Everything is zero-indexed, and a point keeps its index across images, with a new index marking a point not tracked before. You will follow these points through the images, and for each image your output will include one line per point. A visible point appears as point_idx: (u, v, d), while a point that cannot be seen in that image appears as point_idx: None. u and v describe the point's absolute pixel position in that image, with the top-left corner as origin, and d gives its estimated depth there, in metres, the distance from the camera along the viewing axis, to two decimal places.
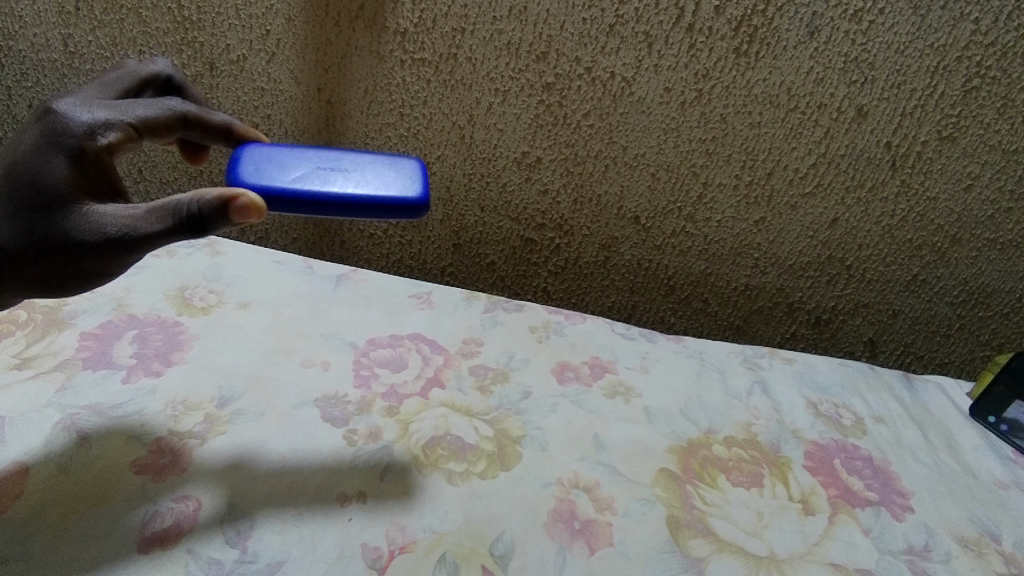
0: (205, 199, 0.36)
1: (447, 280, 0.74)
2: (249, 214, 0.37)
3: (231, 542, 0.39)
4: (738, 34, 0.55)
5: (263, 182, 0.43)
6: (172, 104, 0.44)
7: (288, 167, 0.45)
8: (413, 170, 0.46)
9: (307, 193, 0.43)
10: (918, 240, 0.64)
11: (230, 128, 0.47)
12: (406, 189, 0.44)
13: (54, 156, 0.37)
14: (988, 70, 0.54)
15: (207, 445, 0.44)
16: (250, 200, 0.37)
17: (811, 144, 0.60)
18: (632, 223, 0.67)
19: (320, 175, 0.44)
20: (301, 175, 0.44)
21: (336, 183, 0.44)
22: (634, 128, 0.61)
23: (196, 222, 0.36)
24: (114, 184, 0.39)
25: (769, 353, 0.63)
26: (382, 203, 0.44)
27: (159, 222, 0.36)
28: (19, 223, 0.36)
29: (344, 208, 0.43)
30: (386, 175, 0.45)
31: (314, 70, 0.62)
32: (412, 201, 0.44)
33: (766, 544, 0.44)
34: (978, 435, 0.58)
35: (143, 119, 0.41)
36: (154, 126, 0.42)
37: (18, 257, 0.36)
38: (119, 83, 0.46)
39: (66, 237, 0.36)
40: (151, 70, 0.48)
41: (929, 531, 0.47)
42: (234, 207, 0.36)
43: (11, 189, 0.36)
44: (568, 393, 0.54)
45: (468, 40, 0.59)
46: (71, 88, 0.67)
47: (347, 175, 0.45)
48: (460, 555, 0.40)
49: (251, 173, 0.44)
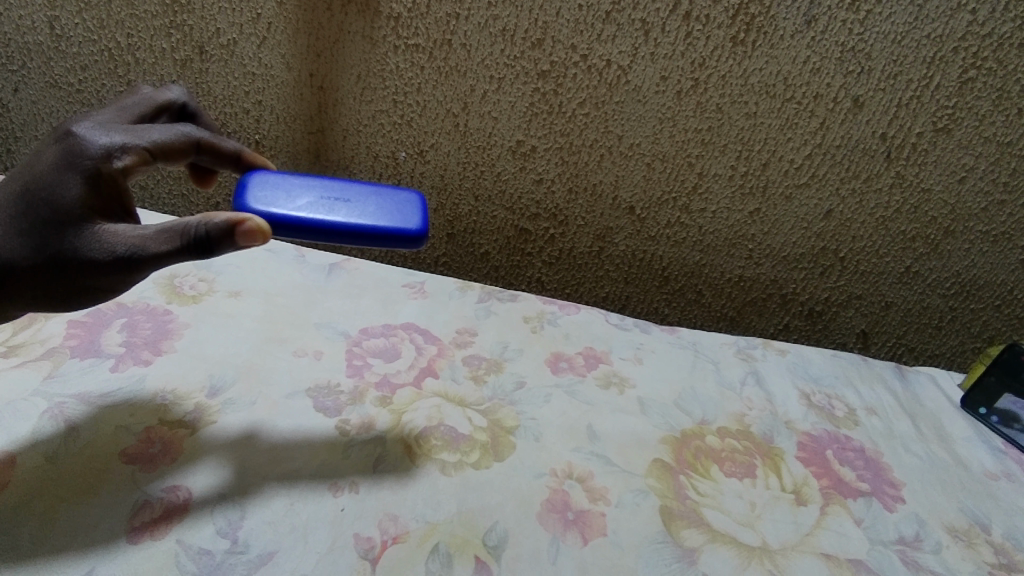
0: (212, 221, 0.36)
1: (441, 270, 0.73)
2: (255, 237, 0.37)
3: (222, 532, 0.38)
4: (736, 22, 0.54)
5: (269, 209, 0.44)
6: (186, 130, 0.45)
7: (294, 195, 0.46)
8: (413, 203, 0.48)
9: (311, 221, 0.44)
10: (912, 232, 0.64)
11: (240, 155, 0.48)
12: (406, 222, 0.46)
13: (70, 177, 0.38)
14: (984, 62, 0.54)
15: (198, 433, 0.44)
16: (257, 225, 0.37)
17: (807, 135, 0.59)
18: (627, 213, 0.67)
19: (325, 204, 0.46)
20: (307, 203, 0.45)
21: (339, 213, 0.45)
22: (629, 117, 0.61)
23: (202, 244, 0.36)
24: (126, 206, 0.40)
25: (762, 344, 0.63)
26: (382, 233, 0.45)
27: (166, 242, 0.36)
28: (32, 239, 0.37)
29: (345, 237, 0.45)
30: (389, 208, 0.47)
31: (306, 55, 0.61)
32: (410, 232, 0.46)
33: (758, 535, 0.44)
34: (969, 427, 0.58)
35: (157, 142, 0.42)
36: (168, 149, 0.43)
37: (32, 271, 0.37)
38: (135, 108, 0.47)
39: (76, 255, 0.36)
40: (166, 98, 0.50)
41: (920, 522, 0.47)
42: (240, 230, 0.36)
43: (28, 208, 0.38)
44: (562, 383, 0.53)
45: (462, 26, 0.58)
46: (58, 71, 0.66)
47: (350, 205, 0.46)
48: (453, 545, 0.40)
49: (257, 198, 0.45)
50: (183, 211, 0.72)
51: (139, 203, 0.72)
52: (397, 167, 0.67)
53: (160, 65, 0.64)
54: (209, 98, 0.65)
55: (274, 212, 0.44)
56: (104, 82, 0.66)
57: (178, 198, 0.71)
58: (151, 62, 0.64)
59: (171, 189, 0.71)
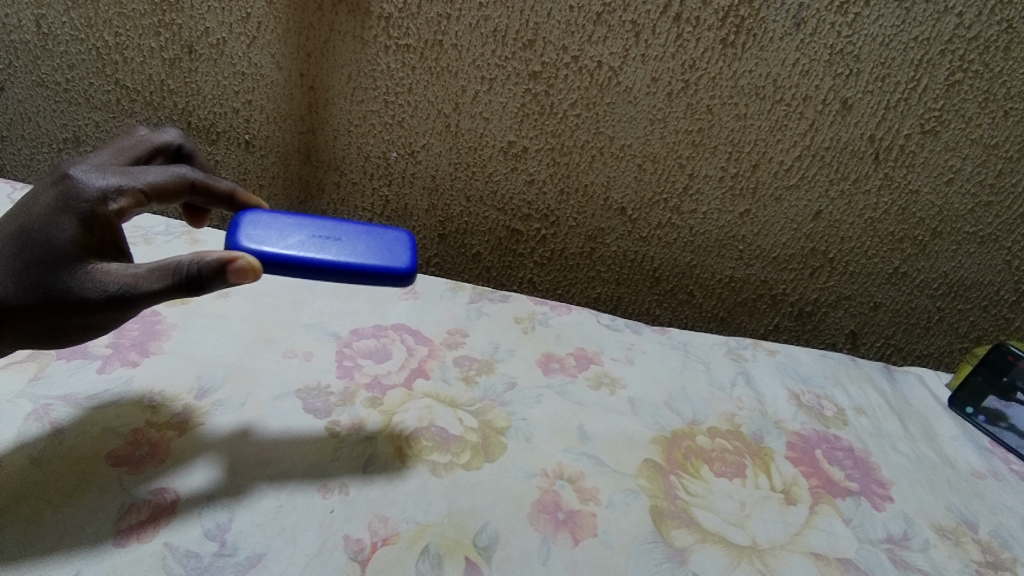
0: (204, 258, 0.37)
1: (433, 271, 0.73)
2: (245, 274, 0.38)
3: (210, 535, 0.38)
4: (725, 24, 0.55)
5: (260, 247, 0.43)
6: (182, 171, 0.45)
7: (287, 234, 0.44)
8: (403, 241, 0.46)
9: (303, 260, 0.43)
10: (900, 233, 0.64)
11: (233, 195, 0.48)
12: (395, 260, 0.45)
13: (64, 219, 0.37)
14: (970, 64, 0.55)
15: (185, 436, 0.43)
16: (248, 262, 0.38)
17: (797, 137, 0.60)
18: (619, 214, 0.67)
19: (316, 243, 0.44)
20: (298, 241, 0.44)
21: (330, 251, 0.44)
22: (621, 118, 0.61)
23: (193, 282, 0.37)
24: (121, 247, 0.40)
25: (752, 344, 0.64)
26: (371, 271, 0.44)
27: (158, 281, 0.36)
28: (24, 278, 0.36)
29: (335, 275, 0.43)
30: (379, 247, 0.45)
31: (296, 55, 0.61)
32: (398, 271, 0.45)
33: (748, 534, 0.44)
34: (956, 426, 0.59)
35: (152, 184, 0.42)
36: (163, 190, 0.42)
37: (23, 311, 0.37)
38: (132, 150, 0.48)
39: (68, 295, 0.36)
40: (162, 139, 0.50)
41: (908, 520, 0.47)
42: (232, 268, 0.37)
43: (21, 248, 0.37)
44: (553, 384, 0.53)
45: (453, 26, 0.58)
46: (45, 70, 0.65)
47: (340, 243, 0.45)
48: (444, 547, 0.39)
49: (249, 236, 0.43)
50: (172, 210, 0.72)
51: None
52: (388, 168, 0.67)
53: (149, 64, 0.64)
54: (198, 98, 0.65)
55: (266, 250, 0.43)
56: (91, 81, 0.65)
57: None
58: (140, 62, 0.64)
59: None
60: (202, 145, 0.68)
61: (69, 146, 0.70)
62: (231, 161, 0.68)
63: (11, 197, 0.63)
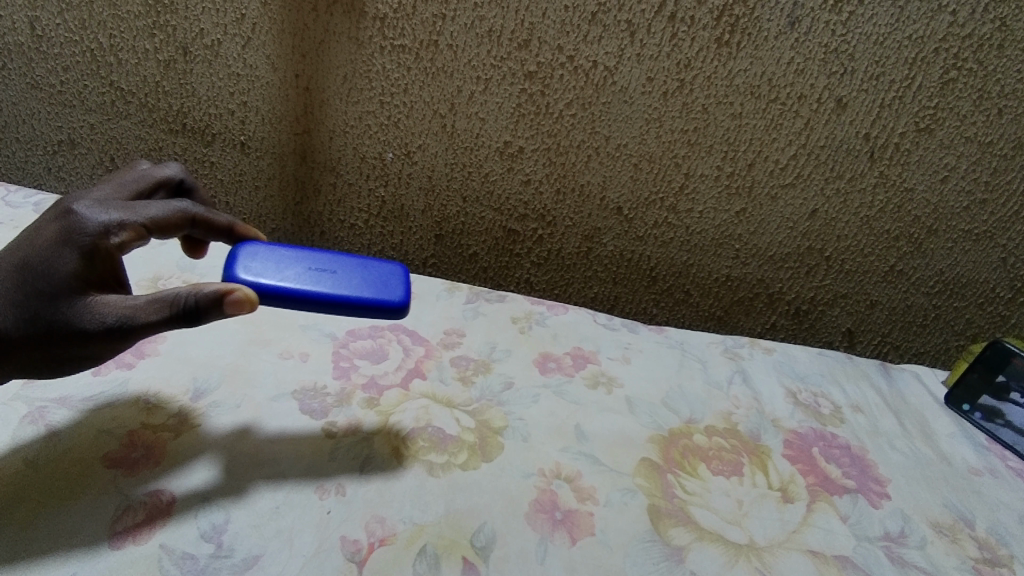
0: (201, 291, 0.37)
1: (429, 271, 0.73)
2: (242, 307, 0.37)
3: (206, 536, 0.38)
4: (720, 24, 0.55)
5: (257, 279, 0.42)
6: (182, 205, 0.44)
7: (284, 266, 0.43)
8: (397, 274, 0.46)
9: (300, 292, 0.42)
10: (895, 231, 0.64)
11: (233, 228, 0.47)
12: (390, 293, 0.45)
13: (67, 252, 0.38)
14: (964, 62, 0.55)
15: (181, 438, 0.43)
16: (245, 294, 0.37)
17: (792, 135, 0.60)
18: (615, 214, 0.67)
19: (312, 276, 0.44)
20: (295, 273, 0.43)
21: (326, 283, 0.43)
22: (617, 118, 0.61)
23: (190, 313, 0.37)
24: (120, 279, 0.40)
25: (749, 343, 0.64)
26: (367, 304, 0.44)
27: (156, 312, 0.37)
28: (24, 310, 0.36)
29: (331, 308, 0.43)
30: (374, 280, 0.45)
31: (291, 56, 0.61)
32: (394, 304, 0.44)
33: (746, 533, 0.44)
34: (953, 424, 0.59)
35: (153, 219, 0.41)
36: (163, 224, 0.42)
37: (22, 342, 0.36)
38: (134, 184, 0.47)
39: (67, 327, 0.36)
40: (164, 174, 0.50)
41: (905, 517, 0.48)
42: (229, 300, 0.37)
43: (22, 281, 0.37)
44: (549, 383, 0.53)
45: (449, 27, 0.58)
46: (39, 72, 0.65)
47: (336, 276, 0.44)
48: (441, 547, 0.39)
49: (246, 268, 0.42)
50: None
51: None
52: (384, 168, 0.67)
53: (143, 66, 0.63)
54: (193, 99, 0.65)
55: (263, 282, 0.42)
56: (85, 83, 0.65)
57: None
58: (134, 63, 0.63)
59: None
60: (197, 147, 0.68)
61: (63, 148, 0.70)
62: (227, 162, 0.68)
63: (5, 199, 0.63)
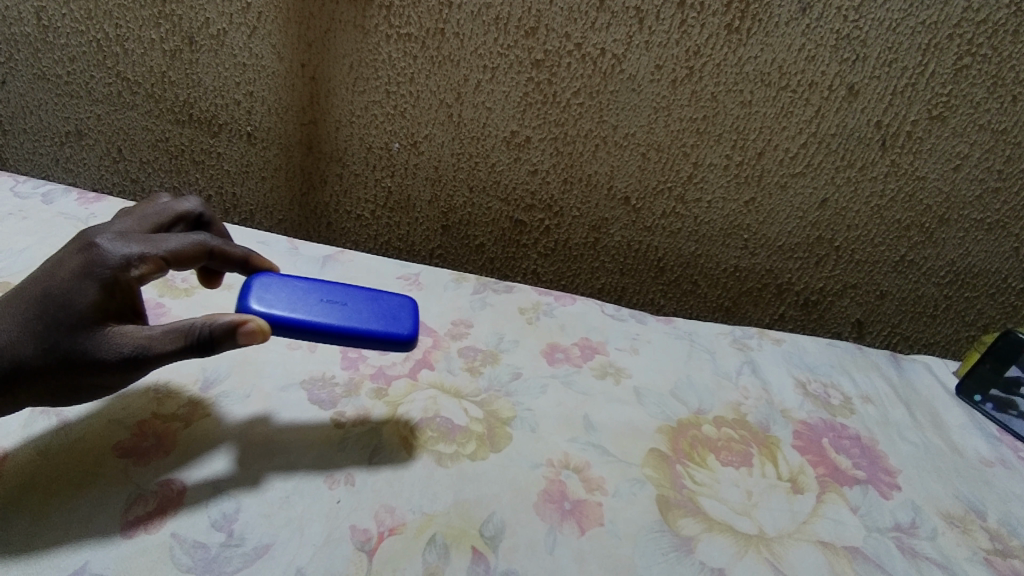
0: (216, 321, 0.37)
1: (436, 262, 0.73)
2: (254, 336, 0.37)
3: (217, 525, 0.38)
4: (730, 9, 0.54)
5: (269, 310, 0.41)
6: (201, 237, 0.43)
7: (296, 298, 0.43)
8: (407, 307, 0.46)
9: (310, 323, 0.42)
10: (906, 220, 0.64)
11: (247, 259, 0.46)
12: (399, 326, 0.44)
13: (87, 285, 0.37)
14: (978, 48, 0.54)
15: (191, 428, 0.43)
16: (258, 324, 0.38)
17: (802, 123, 0.59)
18: (623, 204, 0.66)
19: (323, 307, 0.43)
20: (306, 305, 0.43)
21: (336, 315, 0.43)
22: (624, 107, 0.60)
23: (204, 343, 0.37)
24: (138, 310, 0.39)
25: (757, 334, 0.63)
26: (376, 337, 0.43)
27: (170, 342, 0.36)
28: (44, 339, 0.36)
29: (340, 339, 0.42)
30: (385, 312, 0.45)
31: (297, 46, 0.61)
32: (402, 336, 0.44)
33: (755, 523, 0.44)
34: (964, 414, 0.59)
35: (173, 251, 0.40)
36: (181, 255, 0.41)
37: (39, 369, 0.36)
38: (155, 217, 0.45)
39: (84, 358, 0.36)
40: (183, 207, 0.47)
41: (916, 508, 0.47)
42: (242, 330, 0.37)
43: (43, 310, 0.37)
44: (557, 374, 0.53)
45: (455, 15, 0.57)
46: (45, 63, 0.65)
47: (346, 308, 0.44)
48: (450, 536, 0.39)
49: (259, 298, 0.42)
50: None
51: (132, 196, 0.73)
52: (391, 159, 0.66)
53: (149, 56, 0.63)
54: (199, 90, 0.65)
55: (275, 313, 0.41)
56: (92, 74, 0.65)
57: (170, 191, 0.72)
58: (140, 54, 0.63)
59: (163, 182, 0.71)
60: (203, 137, 0.68)
61: (70, 140, 0.70)
62: (233, 153, 0.68)
63: (13, 190, 0.63)
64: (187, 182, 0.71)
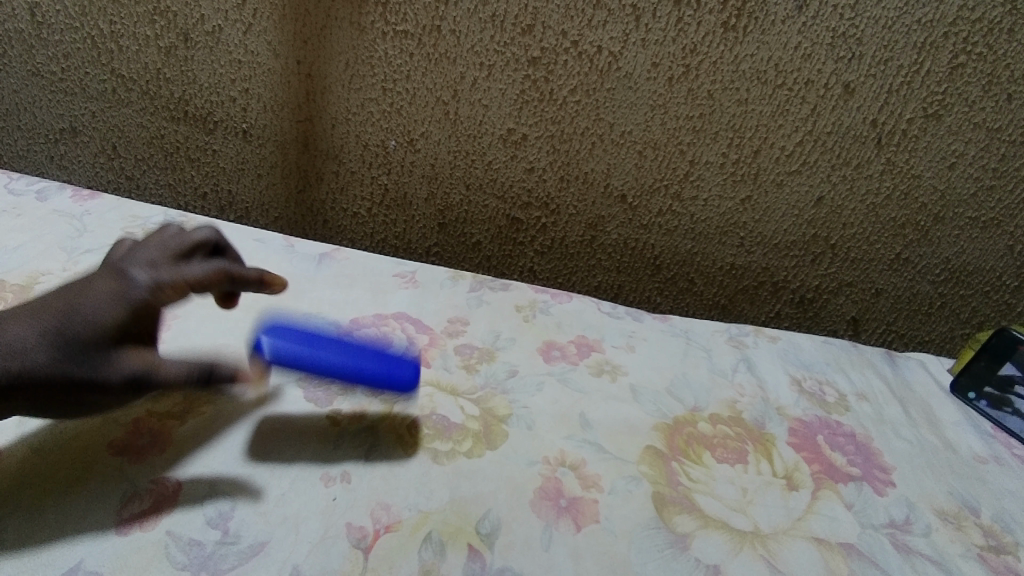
0: (231, 367, 0.39)
1: (432, 260, 0.73)
2: (265, 386, 0.39)
3: (212, 523, 0.38)
4: (727, 7, 0.54)
5: (287, 350, 0.42)
6: (215, 262, 0.43)
7: (309, 337, 0.43)
8: (407, 354, 0.47)
9: (326, 360, 0.42)
10: (902, 219, 0.64)
11: (262, 279, 0.45)
12: (404, 370, 0.46)
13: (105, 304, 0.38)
14: (974, 47, 0.54)
15: (186, 425, 0.43)
16: (264, 363, 0.40)
17: (798, 121, 0.59)
18: (619, 202, 0.66)
19: (335, 347, 0.44)
20: (320, 344, 0.43)
21: (347, 354, 0.44)
22: (621, 105, 0.60)
23: (210, 377, 0.39)
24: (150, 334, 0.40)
25: (753, 331, 0.63)
26: (383, 378, 0.44)
27: (176, 372, 0.38)
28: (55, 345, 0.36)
29: (352, 377, 0.43)
30: (388, 356, 0.46)
31: (293, 42, 0.60)
32: (407, 380, 0.45)
33: (750, 520, 0.44)
34: (958, 412, 0.59)
35: (194, 280, 0.41)
36: (202, 284, 0.41)
37: (37, 381, 0.35)
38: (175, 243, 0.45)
39: (86, 375, 0.36)
40: (204, 232, 0.47)
41: (910, 505, 0.47)
42: (253, 368, 0.39)
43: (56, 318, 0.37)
44: (554, 372, 0.53)
45: (451, 12, 0.57)
46: (40, 59, 0.65)
47: (354, 348, 0.45)
48: (446, 533, 0.40)
49: (276, 338, 0.42)
50: (171, 201, 0.73)
51: (126, 194, 0.73)
52: (387, 156, 0.66)
53: (144, 53, 0.63)
54: (195, 87, 0.64)
55: (293, 351, 0.42)
56: (87, 70, 0.65)
57: (165, 188, 0.72)
58: (135, 50, 0.63)
59: (158, 179, 0.71)
60: (199, 135, 0.68)
61: (65, 137, 0.70)
62: (229, 150, 0.68)
63: (8, 187, 0.63)
64: (183, 179, 0.71)
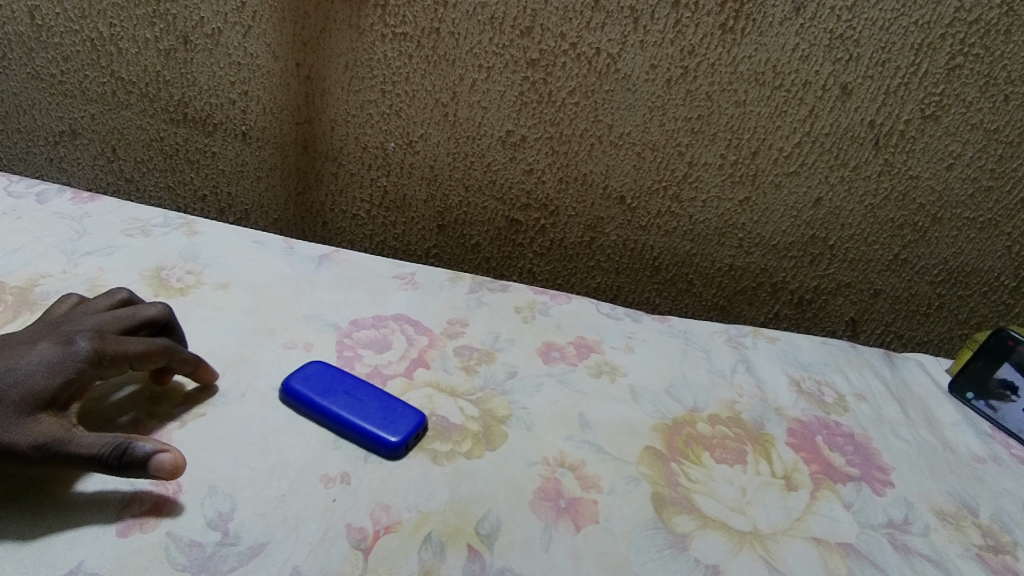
0: (135, 447, 0.37)
1: (432, 261, 0.73)
2: (164, 471, 0.37)
3: (212, 524, 0.38)
4: (725, 9, 0.55)
5: (299, 390, 0.46)
6: (152, 341, 0.44)
7: (325, 386, 0.46)
8: (412, 416, 0.45)
9: (319, 407, 0.45)
10: (900, 219, 0.64)
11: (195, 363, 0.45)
12: (389, 432, 0.44)
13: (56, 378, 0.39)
14: (971, 48, 0.54)
15: (186, 427, 0.43)
16: (172, 458, 0.37)
17: (796, 123, 0.59)
18: (618, 203, 0.66)
19: (341, 399, 0.46)
20: (331, 392, 0.46)
21: (346, 407, 0.45)
22: (619, 106, 0.61)
23: (116, 465, 0.36)
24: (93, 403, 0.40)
25: (752, 332, 0.64)
26: (364, 436, 0.44)
27: (88, 448, 0.36)
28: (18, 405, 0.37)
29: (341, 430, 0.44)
30: (389, 414, 0.45)
31: (292, 45, 0.61)
32: (387, 443, 0.43)
33: (749, 520, 0.44)
34: (956, 412, 0.59)
35: (130, 353, 0.42)
36: (138, 360, 0.43)
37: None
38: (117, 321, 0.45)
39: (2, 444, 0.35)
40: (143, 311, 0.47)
41: (909, 505, 0.48)
42: (159, 459, 0.37)
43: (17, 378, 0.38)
44: (553, 373, 0.53)
45: (450, 14, 0.58)
46: (40, 62, 0.65)
47: (359, 402, 0.46)
48: (446, 534, 0.40)
49: (297, 376, 0.47)
50: (169, 203, 0.73)
51: (125, 196, 0.73)
52: (386, 158, 0.66)
53: (143, 55, 0.63)
54: (194, 89, 0.65)
55: (299, 393, 0.46)
56: (86, 73, 0.65)
57: (164, 190, 0.72)
58: (134, 53, 0.63)
59: (158, 182, 0.71)
60: (198, 138, 0.68)
61: (64, 139, 0.70)
62: (228, 152, 0.68)
63: (7, 189, 0.63)
64: (182, 181, 0.71)
